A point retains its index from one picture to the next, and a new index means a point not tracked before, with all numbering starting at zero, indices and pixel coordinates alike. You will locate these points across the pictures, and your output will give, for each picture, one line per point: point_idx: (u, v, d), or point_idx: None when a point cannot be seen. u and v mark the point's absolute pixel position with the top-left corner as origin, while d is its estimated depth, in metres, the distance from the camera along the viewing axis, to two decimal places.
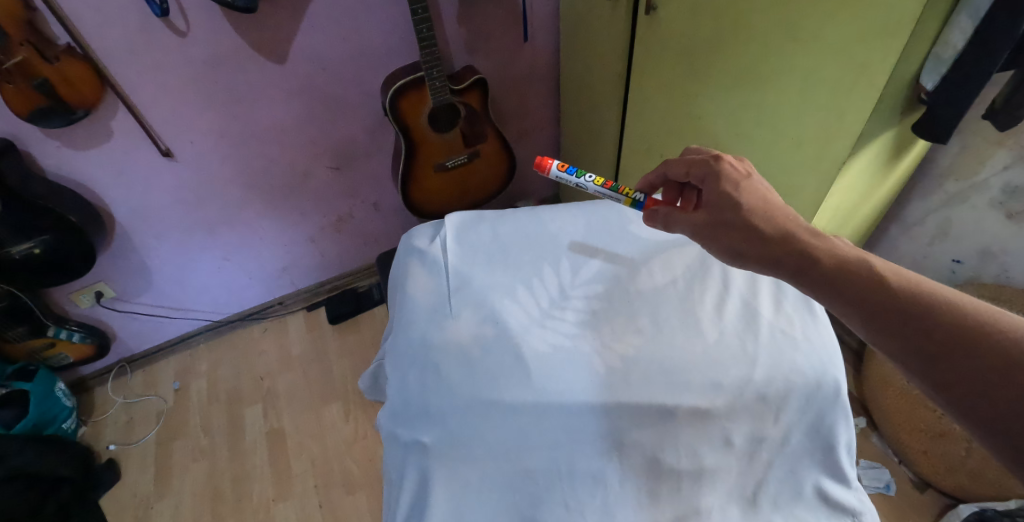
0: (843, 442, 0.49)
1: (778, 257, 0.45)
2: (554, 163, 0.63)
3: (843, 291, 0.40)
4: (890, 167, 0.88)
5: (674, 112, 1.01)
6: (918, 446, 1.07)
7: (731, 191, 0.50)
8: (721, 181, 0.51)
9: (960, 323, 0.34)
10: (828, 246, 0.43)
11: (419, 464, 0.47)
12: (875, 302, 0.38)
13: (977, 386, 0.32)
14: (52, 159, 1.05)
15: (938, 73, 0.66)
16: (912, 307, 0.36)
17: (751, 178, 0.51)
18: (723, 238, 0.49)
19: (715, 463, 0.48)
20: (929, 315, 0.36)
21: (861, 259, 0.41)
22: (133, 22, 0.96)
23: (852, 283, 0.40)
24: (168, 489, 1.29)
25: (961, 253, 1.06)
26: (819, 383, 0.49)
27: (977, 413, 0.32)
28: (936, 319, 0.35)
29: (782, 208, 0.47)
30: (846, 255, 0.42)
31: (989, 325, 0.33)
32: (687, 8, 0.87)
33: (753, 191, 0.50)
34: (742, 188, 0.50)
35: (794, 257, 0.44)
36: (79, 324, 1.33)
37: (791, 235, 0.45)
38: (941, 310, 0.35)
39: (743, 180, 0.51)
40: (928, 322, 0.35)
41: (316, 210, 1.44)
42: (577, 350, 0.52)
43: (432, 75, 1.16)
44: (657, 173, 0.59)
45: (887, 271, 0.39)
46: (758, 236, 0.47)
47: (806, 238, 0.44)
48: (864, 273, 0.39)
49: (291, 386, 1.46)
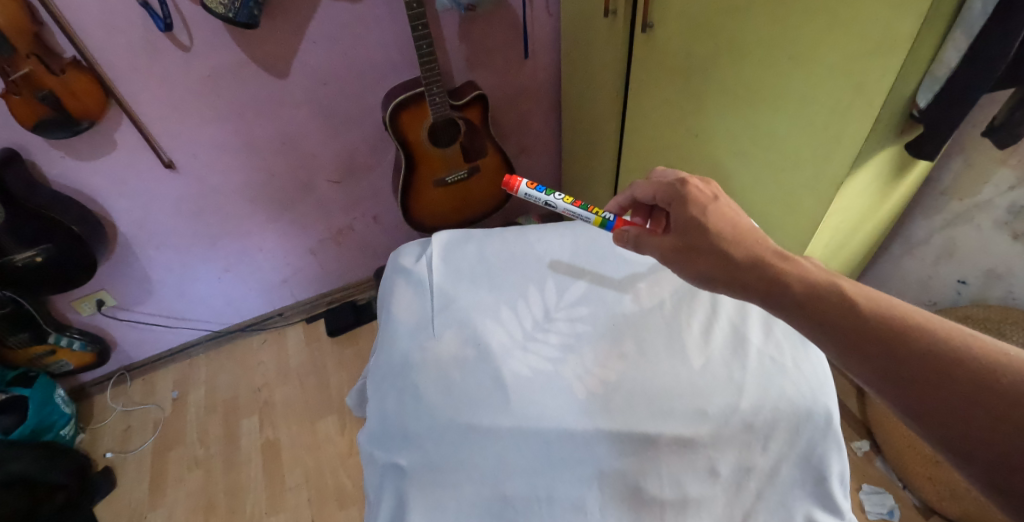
0: (836, 473, 0.48)
1: (748, 283, 0.45)
2: (522, 181, 0.63)
3: (821, 318, 0.39)
4: (889, 188, 0.87)
5: (672, 130, 1.01)
6: (922, 472, 1.05)
7: (697, 215, 0.51)
8: (687, 206, 0.52)
9: (937, 348, 0.34)
10: (797, 270, 0.43)
11: (395, 487, 0.46)
12: (849, 331, 0.37)
13: (955, 417, 0.31)
14: (56, 169, 1.07)
15: (932, 91, 0.65)
16: (893, 334, 0.35)
17: (717, 201, 0.52)
18: (697, 264, 0.49)
19: (699, 492, 0.46)
20: (910, 341, 0.35)
21: (830, 283, 0.40)
22: (137, 36, 0.97)
23: (829, 310, 0.39)
24: (162, 500, 1.28)
25: (966, 274, 1.04)
26: (810, 412, 0.48)
27: (955, 442, 0.31)
28: (916, 346, 0.34)
29: (751, 232, 0.48)
30: (817, 279, 0.41)
31: (965, 352, 0.33)
32: (683, 27, 0.88)
33: (720, 216, 0.50)
34: (710, 211, 0.51)
35: (765, 283, 0.44)
36: (81, 332, 1.34)
37: (761, 261, 0.45)
38: (918, 336, 0.35)
39: (710, 203, 0.52)
40: (907, 349, 0.34)
41: (317, 222, 1.44)
42: (557, 374, 0.51)
43: (432, 91, 1.16)
44: (625, 197, 0.62)
45: (860, 295, 0.38)
46: (728, 261, 0.47)
47: (774, 263, 0.44)
48: (837, 298, 0.39)
49: (287, 398, 1.46)
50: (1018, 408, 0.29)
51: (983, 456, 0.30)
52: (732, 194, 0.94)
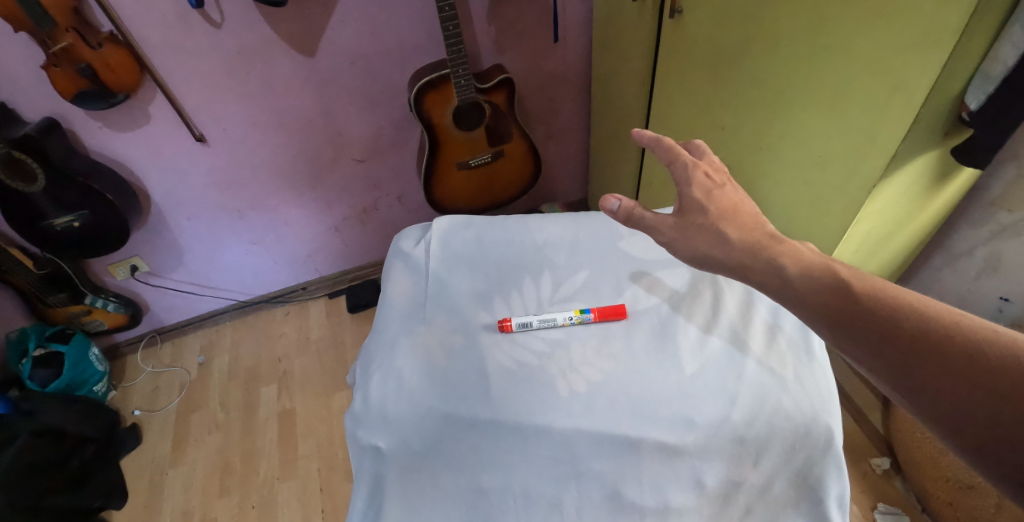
0: (836, 497, 0.44)
1: (746, 266, 0.44)
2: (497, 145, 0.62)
3: (812, 300, 0.39)
4: (930, 194, 0.81)
5: (699, 123, 0.97)
6: (944, 497, 0.99)
7: (701, 196, 0.50)
8: (689, 187, 0.51)
9: (924, 322, 0.33)
10: (794, 251, 0.43)
11: (372, 468, 0.46)
12: (838, 309, 0.37)
13: (938, 388, 0.31)
14: (94, 138, 1.11)
15: (984, 91, 0.59)
16: (881, 312, 0.35)
17: (724, 187, 0.51)
18: (694, 241, 0.48)
19: (683, 504, 0.44)
20: (896, 318, 0.35)
21: (826, 267, 0.40)
22: (171, 12, 0.99)
23: (818, 292, 0.39)
24: (182, 458, 1.34)
25: (1010, 291, 0.96)
26: (808, 430, 0.45)
27: (943, 416, 0.31)
28: (901, 322, 0.34)
29: (750, 216, 0.48)
30: (812, 261, 0.42)
31: (952, 326, 0.32)
32: (715, 13, 0.83)
33: (723, 203, 0.49)
34: (713, 195, 0.49)
35: (763, 264, 0.44)
36: (116, 295, 1.40)
37: (758, 244, 0.45)
38: (906, 312, 0.35)
39: (716, 188, 0.50)
40: (893, 325, 0.34)
41: (342, 200, 1.46)
42: (542, 369, 0.50)
43: (458, 73, 1.14)
44: None
45: (852, 276, 0.39)
46: (721, 242, 0.47)
47: (772, 245, 0.44)
48: (830, 279, 0.39)
49: (305, 370, 1.50)
50: (1002, 378, 0.29)
51: (970, 425, 0.29)
52: (759, 192, 0.89)
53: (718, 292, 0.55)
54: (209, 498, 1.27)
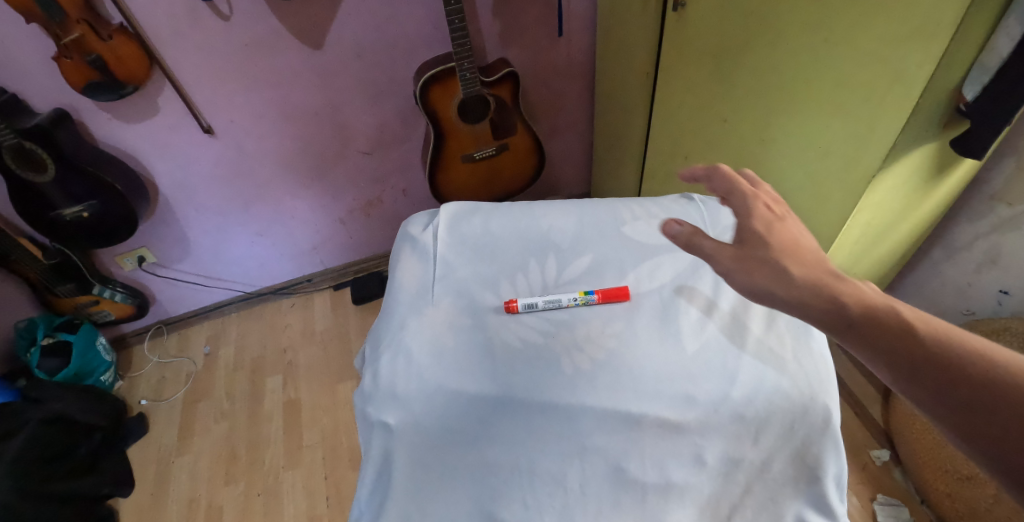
0: (832, 476, 0.47)
1: (801, 299, 0.40)
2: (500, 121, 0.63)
3: (870, 339, 0.36)
4: (930, 187, 0.82)
5: (702, 116, 0.98)
6: (942, 488, 1.00)
7: (763, 229, 0.45)
8: (750, 218, 0.46)
9: (1002, 376, 0.30)
10: (847, 285, 0.39)
11: (381, 444, 0.48)
12: (900, 351, 0.34)
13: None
14: (103, 129, 1.13)
15: (981, 83, 0.60)
16: (949, 360, 0.32)
17: (786, 221, 0.46)
18: (755, 275, 0.43)
19: (685, 479, 0.46)
20: (967, 369, 0.32)
21: (882, 303, 0.37)
22: (180, 5, 1.01)
23: (874, 328, 0.36)
24: (189, 447, 1.36)
25: (1009, 284, 0.97)
26: (807, 409, 0.47)
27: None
28: (975, 374, 0.31)
29: (813, 250, 0.43)
30: (866, 296, 0.38)
31: (976, 359, 0.32)
32: (717, 6, 0.84)
33: (787, 238, 0.44)
34: (777, 229, 0.44)
35: (813, 297, 0.40)
36: (123, 285, 1.42)
37: (808, 275, 0.41)
38: (978, 364, 0.31)
39: (779, 221, 0.45)
40: (965, 376, 0.31)
41: (347, 192, 1.48)
42: (547, 348, 0.51)
43: (463, 66, 1.16)
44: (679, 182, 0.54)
45: (912, 316, 0.35)
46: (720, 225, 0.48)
47: (822, 276, 0.40)
48: (888, 317, 0.36)
49: (310, 361, 1.51)
50: None
51: None
52: (760, 184, 0.90)
53: (719, 274, 0.56)
54: (215, 486, 1.29)
